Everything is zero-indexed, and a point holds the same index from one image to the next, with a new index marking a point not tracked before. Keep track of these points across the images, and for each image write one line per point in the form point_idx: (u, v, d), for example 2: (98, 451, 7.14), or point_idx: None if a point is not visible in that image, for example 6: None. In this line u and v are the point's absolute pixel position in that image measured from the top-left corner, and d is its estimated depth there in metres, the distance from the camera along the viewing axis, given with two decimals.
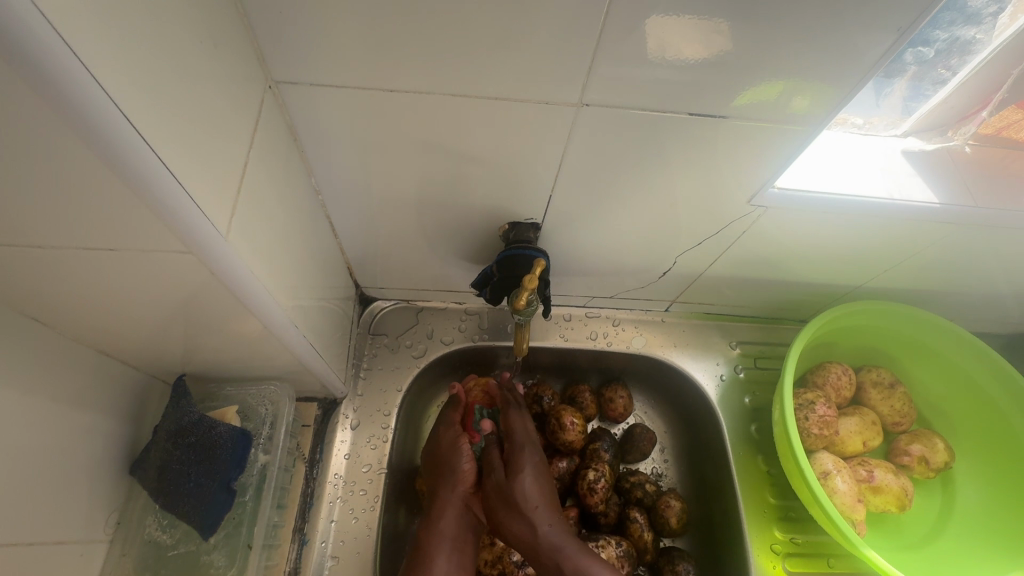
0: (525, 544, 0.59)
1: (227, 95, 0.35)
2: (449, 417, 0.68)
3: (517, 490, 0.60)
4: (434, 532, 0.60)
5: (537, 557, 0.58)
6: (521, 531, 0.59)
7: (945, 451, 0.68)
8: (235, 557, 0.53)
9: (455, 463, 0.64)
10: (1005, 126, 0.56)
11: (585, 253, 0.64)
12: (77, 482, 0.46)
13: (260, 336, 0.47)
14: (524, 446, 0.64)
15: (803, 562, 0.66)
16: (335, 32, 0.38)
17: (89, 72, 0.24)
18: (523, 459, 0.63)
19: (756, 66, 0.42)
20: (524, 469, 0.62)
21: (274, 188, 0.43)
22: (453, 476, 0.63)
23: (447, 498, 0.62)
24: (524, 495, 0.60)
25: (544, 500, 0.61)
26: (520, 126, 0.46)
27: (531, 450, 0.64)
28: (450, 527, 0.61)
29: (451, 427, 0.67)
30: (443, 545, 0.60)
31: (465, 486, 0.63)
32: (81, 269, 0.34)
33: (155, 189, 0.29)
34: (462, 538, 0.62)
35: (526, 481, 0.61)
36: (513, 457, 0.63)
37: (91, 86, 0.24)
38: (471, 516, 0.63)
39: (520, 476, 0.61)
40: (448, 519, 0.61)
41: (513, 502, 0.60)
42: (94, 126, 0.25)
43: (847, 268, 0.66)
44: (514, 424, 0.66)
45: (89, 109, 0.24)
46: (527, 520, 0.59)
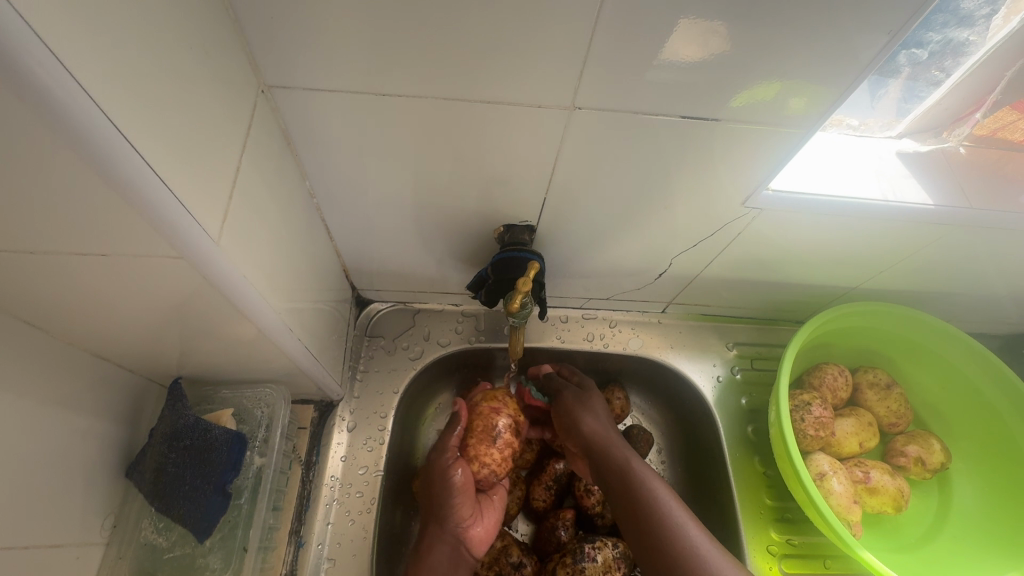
0: (595, 436, 0.62)
1: (220, 100, 0.35)
2: (445, 441, 0.64)
3: (586, 400, 0.66)
4: (424, 566, 0.61)
5: (606, 450, 0.60)
6: (594, 425, 0.63)
7: (942, 452, 0.68)
8: (231, 559, 0.53)
9: (443, 498, 0.61)
10: (1000, 127, 0.56)
11: (581, 254, 0.64)
12: (72, 486, 0.46)
13: (255, 339, 0.47)
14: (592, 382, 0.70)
15: (798, 563, 0.66)
16: (328, 37, 0.38)
17: (75, 81, 0.24)
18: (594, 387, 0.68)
19: (749, 68, 0.42)
20: (595, 395, 0.67)
21: (268, 192, 0.43)
22: (439, 513, 0.61)
23: (437, 533, 0.61)
24: (593, 406, 0.65)
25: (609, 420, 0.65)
26: (514, 129, 0.46)
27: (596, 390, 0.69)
28: (440, 562, 0.61)
29: (446, 453, 0.63)
30: None
31: (456, 522, 0.61)
32: (74, 274, 0.34)
33: (145, 196, 0.29)
34: (452, 571, 0.61)
35: (595, 400, 0.66)
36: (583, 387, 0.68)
37: (78, 94, 0.24)
38: (462, 550, 0.61)
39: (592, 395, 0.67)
40: (438, 554, 0.61)
41: (585, 405, 0.65)
42: (83, 135, 0.25)
43: (843, 269, 0.66)
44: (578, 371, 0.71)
45: (77, 117, 0.24)
46: (599, 418, 0.64)
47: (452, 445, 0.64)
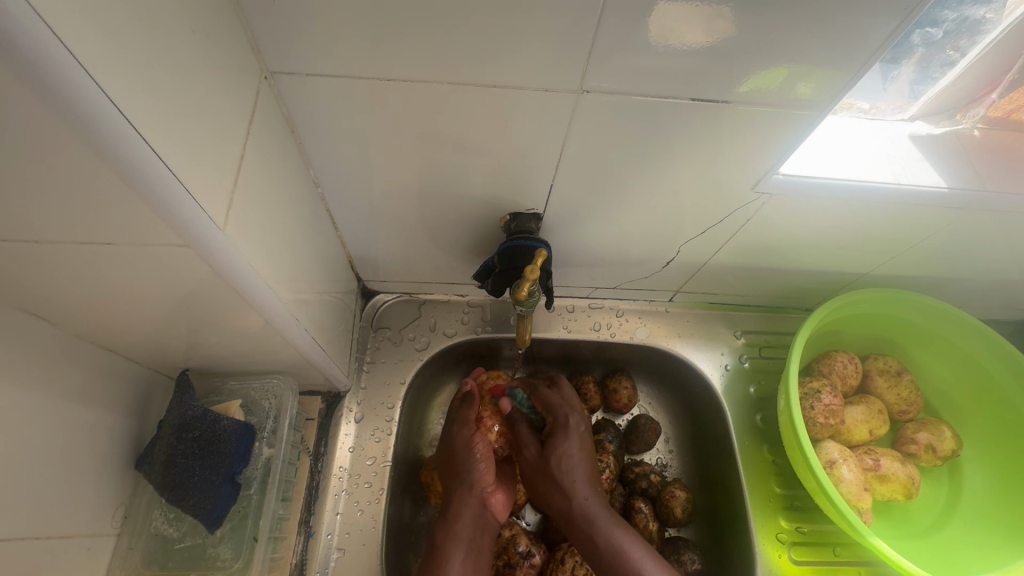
0: (561, 512, 0.61)
1: (221, 86, 0.35)
2: (464, 415, 0.66)
3: (555, 461, 0.61)
4: (452, 532, 0.59)
5: (573, 524, 0.60)
6: (556, 499, 0.61)
7: (953, 440, 0.68)
8: (241, 550, 0.53)
9: (469, 463, 0.62)
10: (1016, 108, 0.55)
11: (587, 243, 0.63)
12: (83, 478, 0.46)
13: (260, 331, 0.47)
14: (569, 413, 0.64)
15: (809, 551, 0.66)
16: (330, 22, 0.38)
17: (75, 62, 0.23)
18: (572, 427, 0.63)
19: (758, 51, 0.41)
20: (566, 442, 0.62)
21: (272, 181, 0.43)
22: (467, 476, 0.62)
23: (465, 498, 0.61)
24: (567, 465, 0.61)
25: (585, 468, 0.61)
26: (520, 116, 0.46)
27: (574, 427, 0.63)
28: (467, 528, 0.60)
29: (466, 425, 0.65)
30: (460, 545, 0.59)
31: (481, 486, 0.62)
32: (80, 264, 0.34)
33: (148, 181, 0.28)
34: (480, 538, 0.60)
35: (571, 451, 0.61)
36: (554, 431, 0.63)
37: (77, 75, 0.23)
38: (488, 515, 0.62)
39: (565, 444, 0.62)
40: (465, 519, 0.60)
41: (563, 466, 0.61)
42: (82, 117, 0.24)
43: (852, 256, 0.65)
44: (554, 401, 0.64)
45: (76, 100, 0.24)
46: (563, 493, 0.60)
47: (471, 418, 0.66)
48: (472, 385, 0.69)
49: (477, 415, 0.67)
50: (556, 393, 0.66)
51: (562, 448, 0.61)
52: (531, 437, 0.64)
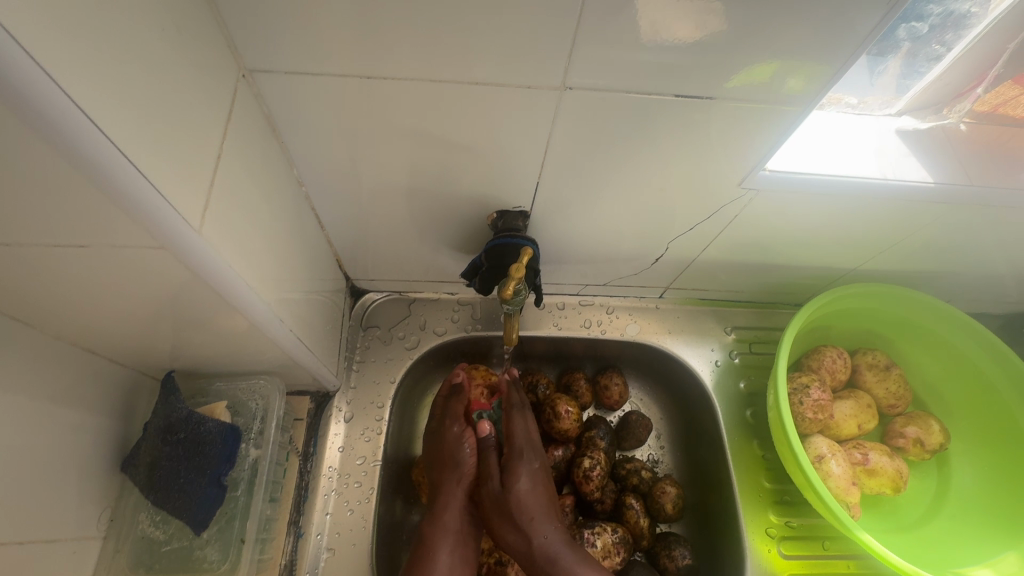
0: (521, 554, 0.59)
1: (196, 84, 0.34)
2: (454, 410, 0.66)
3: (517, 499, 0.60)
4: (439, 526, 0.60)
5: (530, 566, 0.59)
6: (512, 539, 0.60)
7: (941, 433, 0.68)
8: (229, 551, 0.53)
9: (458, 457, 0.63)
10: (1001, 103, 0.55)
11: (576, 240, 0.63)
12: (68, 482, 0.45)
13: (245, 332, 0.47)
14: (526, 447, 0.64)
15: (798, 544, 0.66)
16: (308, 19, 0.37)
17: (36, 59, 0.23)
18: (520, 467, 0.62)
19: (742, 47, 0.41)
20: (520, 479, 0.61)
21: (253, 179, 0.42)
22: (457, 469, 0.63)
23: (452, 491, 0.62)
24: (520, 503, 0.60)
25: (540, 510, 0.60)
26: (504, 113, 0.45)
27: (528, 459, 0.63)
28: (455, 522, 0.61)
29: (456, 420, 0.65)
30: (446, 539, 0.60)
31: (468, 480, 0.63)
32: (53, 268, 0.33)
33: (118, 182, 0.28)
34: (466, 530, 0.62)
35: (524, 489, 0.60)
36: (510, 465, 0.62)
37: (39, 73, 0.23)
38: (474, 508, 0.63)
39: (518, 482, 0.61)
40: (452, 512, 0.61)
41: (514, 509, 0.59)
42: (49, 118, 0.24)
43: (841, 251, 0.65)
44: (516, 430, 0.64)
45: (39, 100, 0.23)
46: (522, 533, 0.59)
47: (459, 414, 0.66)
48: (461, 377, 0.69)
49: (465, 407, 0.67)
50: (522, 422, 0.65)
51: (516, 485, 0.61)
52: (495, 468, 0.62)
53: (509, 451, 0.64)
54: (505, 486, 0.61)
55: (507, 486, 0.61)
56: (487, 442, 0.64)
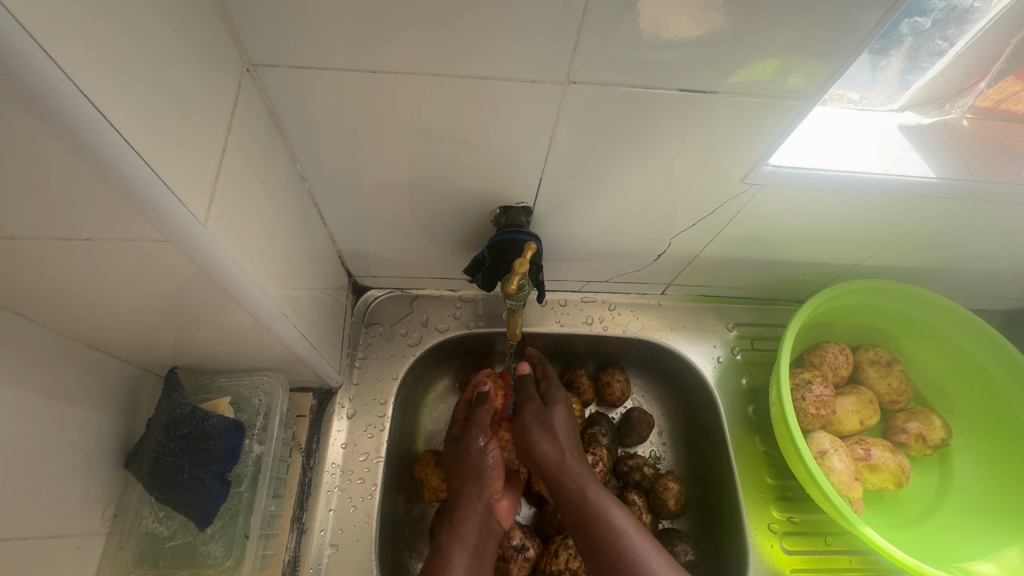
0: (551, 464, 0.62)
1: (201, 79, 0.34)
2: (480, 417, 0.66)
3: (555, 413, 0.65)
4: (457, 536, 0.60)
5: (561, 474, 0.61)
6: (545, 449, 0.63)
7: (943, 429, 0.68)
8: (233, 547, 0.53)
9: (482, 470, 0.64)
10: (1003, 98, 0.55)
11: (578, 237, 0.63)
12: (71, 478, 0.45)
13: (248, 328, 0.47)
14: (561, 388, 0.69)
15: (801, 540, 0.66)
16: (313, 14, 0.37)
17: (41, 49, 0.23)
18: (558, 395, 0.67)
19: (745, 41, 0.41)
20: (558, 401, 0.66)
21: (256, 175, 0.42)
22: (479, 480, 0.63)
23: (472, 502, 0.62)
24: (558, 421, 0.64)
25: (572, 434, 0.65)
26: (507, 108, 0.45)
27: (565, 395, 0.68)
28: (472, 534, 0.61)
29: (481, 431, 0.65)
30: (464, 549, 0.60)
31: (489, 491, 0.64)
32: (58, 262, 0.33)
33: (124, 175, 0.28)
34: (482, 543, 0.61)
35: (562, 408, 0.65)
36: (550, 391, 0.67)
37: (44, 63, 0.23)
38: (492, 521, 0.63)
39: (558, 403, 0.66)
40: (472, 524, 0.61)
41: (551, 425, 0.64)
42: (54, 109, 0.24)
43: (842, 247, 0.65)
44: (553, 372, 0.70)
45: (45, 90, 0.23)
46: (556, 442, 0.63)
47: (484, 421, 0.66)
48: (489, 386, 0.69)
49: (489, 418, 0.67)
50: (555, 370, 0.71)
51: (558, 402, 0.66)
52: (534, 394, 0.67)
53: (546, 386, 0.69)
54: (546, 407, 0.66)
55: (547, 403, 0.66)
56: (528, 376, 0.69)
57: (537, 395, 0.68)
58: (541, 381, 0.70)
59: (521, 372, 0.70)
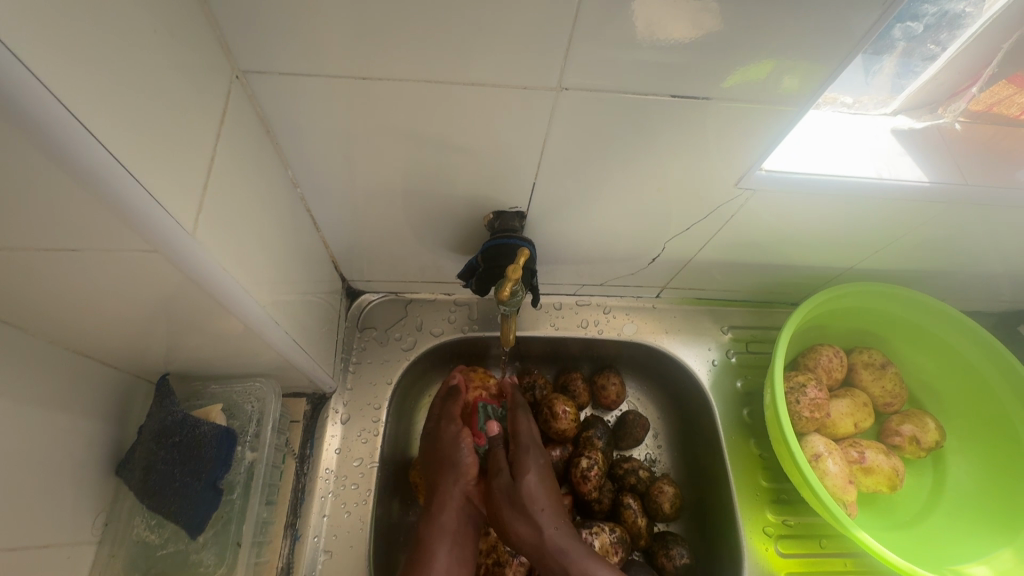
0: (530, 545, 0.60)
1: (189, 86, 0.34)
2: (451, 410, 0.67)
3: (526, 487, 0.62)
4: (436, 527, 0.61)
5: (546, 558, 0.59)
6: (523, 530, 0.60)
7: (936, 431, 0.69)
8: (225, 555, 0.53)
9: (456, 458, 0.64)
10: (996, 102, 0.55)
11: (573, 240, 0.63)
12: (61, 487, 0.45)
13: (240, 334, 0.46)
14: (531, 444, 0.66)
15: (795, 543, 0.66)
16: (303, 20, 0.37)
17: (17, 55, 0.22)
18: (528, 460, 0.64)
19: (737, 47, 0.41)
20: (527, 467, 0.63)
21: (246, 181, 0.42)
22: (454, 469, 0.64)
23: (448, 491, 0.63)
24: (530, 494, 0.62)
25: (548, 502, 0.62)
26: (500, 113, 0.45)
27: (535, 451, 0.65)
28: (451, 521, 0.62)
29: (454, 421, 0.66)
30: (444, 539, 0.60)
31: (466, 479, 0.64)
32: (45, 272, 0.33)
33: (109, 184, 0.27)
34: (464, 532, 0.62)
35: (533, 474, 0.63)
36: (517, 458, 0.64)
37: (19, 69, 0.22)
38: (473, 508, 0.64)
39: (525, 467, 0.63)
40: (450, 512, 0.62)
41: (522, 500, 0.61)
42: (32, 117, 0.23)
43: (837, 250, 0.65)
44: (522, 427, 0.67)
45: (21, 99, 0.23)
46: (529, 520, 0.60)
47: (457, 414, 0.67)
48: (458, 379, 0.71)
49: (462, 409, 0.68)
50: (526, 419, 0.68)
51: (524, 469, 0.63)
52: (503, 462, 0.64)
53: (515, 447, 0.66)
54: (515, 478, 0.63)
55: (517, 468, 0.63)
56: (498, 438, 0.67)
57: (507, 462, 0.65)
58: (511, 440, 0.67)
59: (489, 432, 0.67)
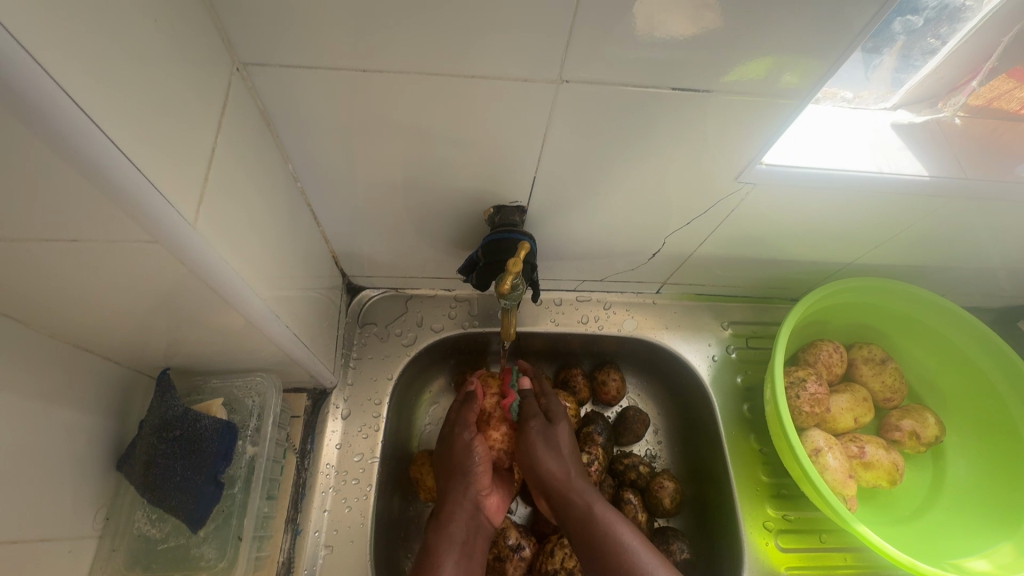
0: (556, 480, 0.61)
1: (188, 78, 0.34)
2: (467, 418, 0.66)
3: (559, 433, 0.64)
4: (444, 536, 0.60)
5: (569, 495, 0.61)
6: (551, 466, 0.62)
7: (936, 426, 0.69)
8: (226, 550, 0.53)
9: (467, 466, 0.63)
10: (997, 97, 0.55)
11: (573, 236, 0.63)
12: (62, 481, 0.45)
13: (240, 329, 0.46)
14: (560, 402, 0.69)
15: (795, 538, 0.66)
16: (302, 13, 0.37)
17: (17, 42, 0.22)
18: (560, 412, 0.67)
19: (738, 41, 0.41)
20: (561, 417, 0.66)
21: (247, 174, 0.42)
22: (466, 477, 0.62)
23: (459, 500, 0.61)
24: (563, 439, 0.64)
25: (575, 453, 0.65)
26: (500, 107, 0.45)
27: (565, 410, 0.68)
28: (460, 531, 0.61)
29: (468, 428, 0.65)
30: (452, 548, 0.59)
31: (477, 489, 0.63)
32: (45, 264, 0.33)
33: (110, 173, 0.27)
34: (470, 542, 0.61)
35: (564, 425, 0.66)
36: (552, 408, 0.67)
37: (18, 55, 0.22)
38: (481, 518, 0.63)
39: (559, 416, 0.66)
40: (459, 521, 0.61)
41: (553, 442, 0.63)
42: (31, 104, 0.23)
43: (837, 245, 0.65)
44: (550, 388, 0.69)
45: (21, 85, 0.22)
46: (561, 459, 0.62)
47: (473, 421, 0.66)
48: (475, 384, 0.69)
49: (477, 416, 0.67)
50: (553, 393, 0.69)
51: (558, 417, 0.66)
52: (537, 411, 0.66)
53: (546, 403, 0.68)
54: (550, 423, 0.65)
55: (552, 418, 0.66)
56: (529, 391, 0.69)
57: (540, 410, 0.67)
58: (541, 396, 0.69)
59: (522, 386, 0.69)
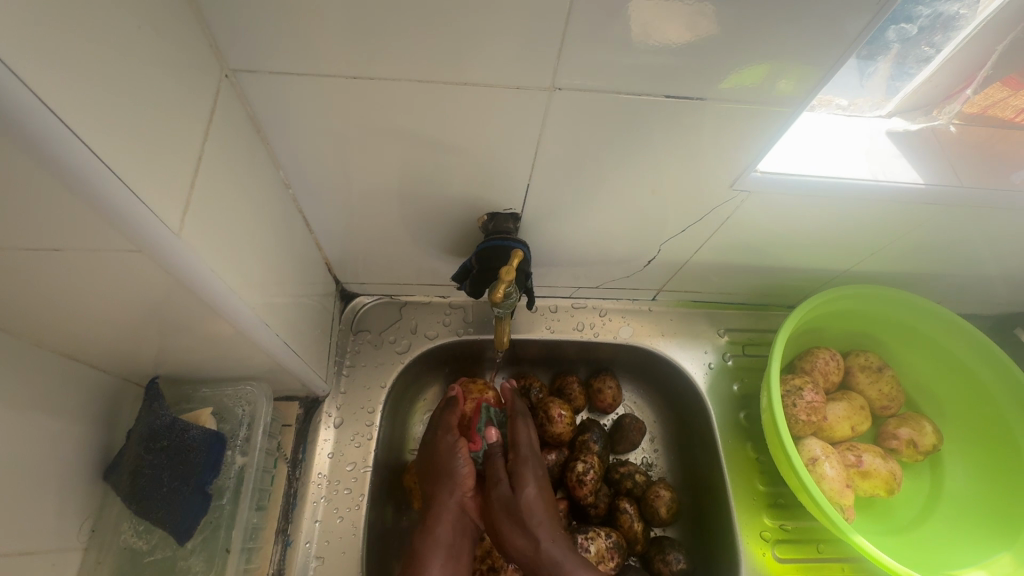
0: (528, 559, 0.60)
1: (175, 84, 0.34)
2: (449, 420, 0.66)
3: (523, 501, 0.61)
4: (430, 539, 0.60)
5: (539, 573, 0.59)
6: (520, 543, 0.60)
7: (933, 434, 0.68)
8: (213, 562, 0.52)
9: (451, 469, 0.64)
10: (991, 104, 0.55)
11: (568, 243, 0.63)
12: (47, 493, 0.44)
13: (229, 337, 0.46)
14: (530, 453, 0.65)
15: (793, 548, 0.65)
16: (292, 18, 0.37)
17: None
18: (526, 471, 0.63)
19: (732, 48, 0.40)
20: (527, 477, 0.63)
21: (236, 181, 0.42)
22: (450, 479, 0.63)
23: (444, 502, 0.62)
24: (528, 507, 0.61)
25: (547, 516, 0.61)
26: (493, 114, 0.45)
27: (535, 462, 0.64)
28: (447, 534, 0.61)
29: (450, 431, 0.66)
30: (439, 550, 0.59)
31: (461, 491, 0.63)
32: (27, 274, 0.32)
33: (90, 182, 0.27)
34: (458, 544, 0.62)
35: (529, 487, 0.62)
36: (517, 468, 0.63)
37: None
38: (467, 519, 0.63)
39: (524, 478, 0.63)
40: (444, 525, 0.61)
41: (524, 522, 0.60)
42: (5, 109, 0.23)
43: (833, 252, 0.65)
44: (520, 435, 0.65)
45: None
46: (528, 535, 0.60)
47: (454, 424, 0.67)
48: (456, 390, 0.70)
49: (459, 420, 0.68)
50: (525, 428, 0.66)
51: (524, 478, 0.63)
52: (503, 472, 0.64)
53: (514, 457, 0.65)
54: (513, 490, 0.62)
55: (517, 484, 0.62)
56: (497, 446, 0.66)
57: (506, 470, 0.64)
58: (511, 448, 0.66)
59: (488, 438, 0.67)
